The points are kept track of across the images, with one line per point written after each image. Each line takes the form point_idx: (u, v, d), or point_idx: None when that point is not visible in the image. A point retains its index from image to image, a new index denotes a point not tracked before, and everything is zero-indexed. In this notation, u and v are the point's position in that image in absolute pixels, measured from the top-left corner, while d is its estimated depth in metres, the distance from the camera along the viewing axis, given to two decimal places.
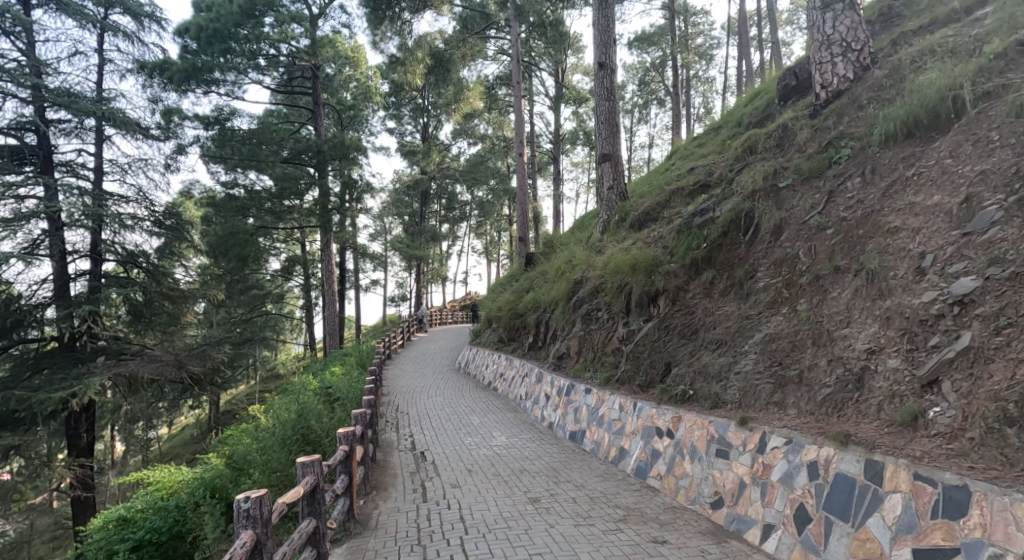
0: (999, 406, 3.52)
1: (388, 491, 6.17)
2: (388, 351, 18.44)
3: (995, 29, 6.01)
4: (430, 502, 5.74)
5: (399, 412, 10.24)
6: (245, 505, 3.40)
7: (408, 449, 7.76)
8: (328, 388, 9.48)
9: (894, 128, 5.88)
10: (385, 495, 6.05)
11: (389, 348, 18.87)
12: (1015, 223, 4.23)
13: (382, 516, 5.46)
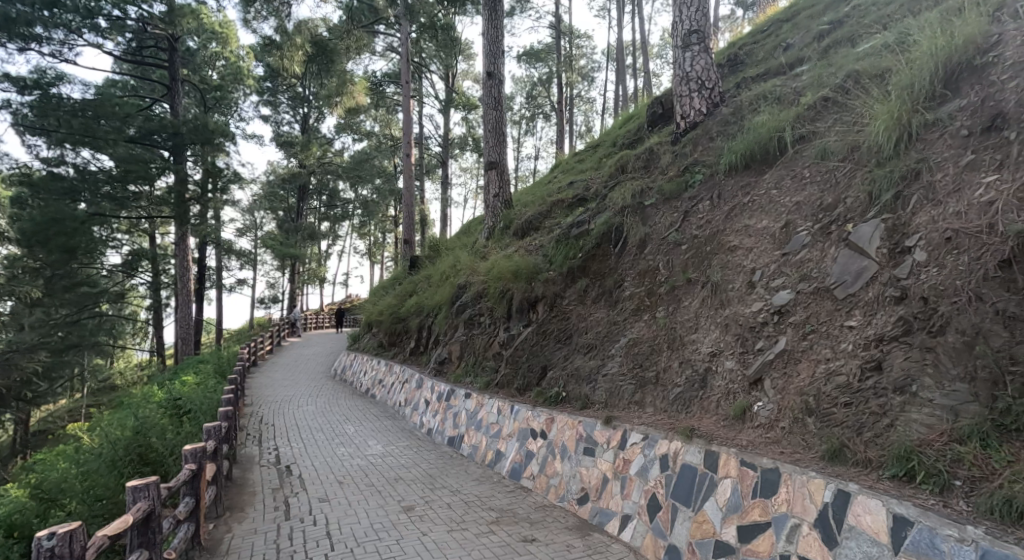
0: (803, 399, 4.18)
1: (244, 511, 5.87)
2: (254, 357, 17.25)
3: (810, 83, 7.17)
4: (293, 520, 5.58)
5: (265, 424, 9.69)
6: (48, 543, 3.00)
7: (272, 464, 7.41)
8: (175, 399, 8.48)
9: (736, 159, 6.79)
10: (241, 516, 5.75)
11: (255, 354, 17.65)
12: (818, 245, 5.04)
13: (236, 539, 5.20)
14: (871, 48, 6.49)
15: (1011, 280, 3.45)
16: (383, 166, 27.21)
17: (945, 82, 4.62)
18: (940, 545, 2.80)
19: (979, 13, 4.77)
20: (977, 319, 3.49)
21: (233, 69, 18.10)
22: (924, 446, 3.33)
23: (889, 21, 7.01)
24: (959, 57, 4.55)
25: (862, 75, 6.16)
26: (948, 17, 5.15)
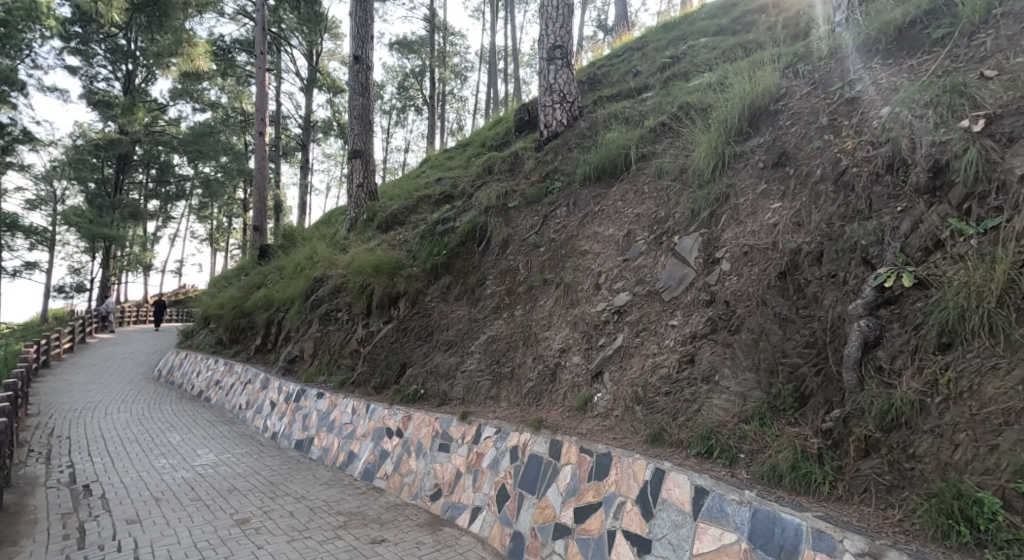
0: (634, 389, 4.69)
1: (19, 545, 4.99)
2: (45, 358, 14.69)
3: (654, 107, 8.01)
4: (87, 549, 4.88)
5: (57, 439, 8.32)
6: None
7: (66, 486, 6.40)
8: None
9: (590, 171, 7.37)
10: (13, 551, 4.87)
11: (48, 354, 15.06)
12: (651, 253, 5.67)
13: None
14: (702, 83, 7.42)
15: (785, 288, 4.11)
16: (231, 144, 24.97)
17: (750, 121, 5.45)
18: (726, 509, 3.31)
19: (778, 67, 5.70)
20: (762, 320, 4.13)
21: (26, 3, 15.78)
22: (720, 426, 3.88)
23: (717, 62, 8.08)
24: (761, 101, 5.40)
25: (693, 106, 7.01)
26: (758, 66, 6.08)
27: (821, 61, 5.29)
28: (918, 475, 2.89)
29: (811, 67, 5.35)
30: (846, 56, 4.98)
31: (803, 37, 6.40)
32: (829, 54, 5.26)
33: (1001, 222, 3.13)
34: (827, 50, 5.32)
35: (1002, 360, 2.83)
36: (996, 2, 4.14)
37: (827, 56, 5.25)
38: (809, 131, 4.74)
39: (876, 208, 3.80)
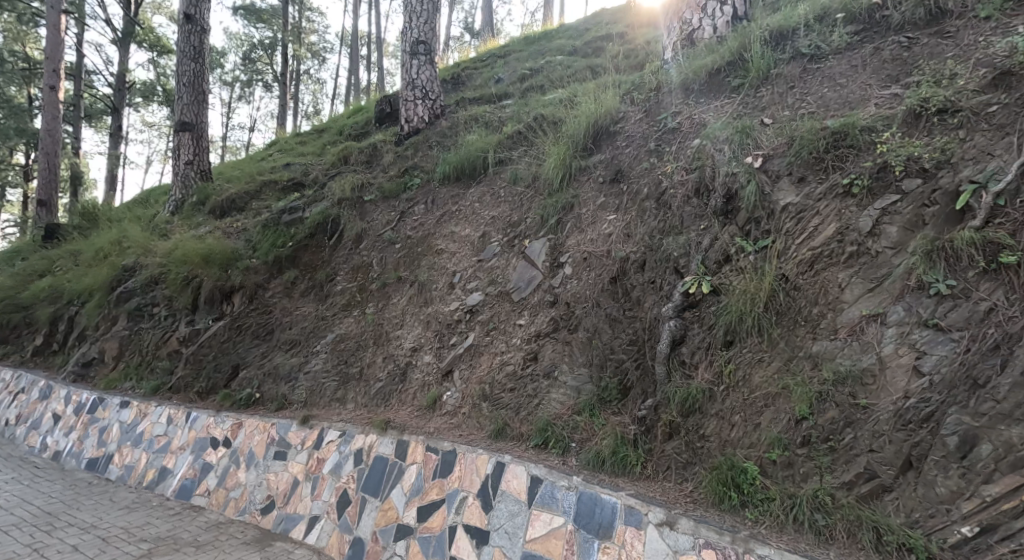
0: (481, 386, 4.87)
1: None
2: None
3: (513, 115, 8.32)
4: None
5: None
6: None
7: None
8: None
9: (449, 170, 7.41)
10: None
11: None
12: (504, 255, 5.88)
13: None
14: (555, 98, 7.88)
15: (615, 292, 4.57)
16: (6, 93, 20.74)
17: (594, 139, 5.92)
18: (556, 494, 3.61)
19: (619, 93, 6.28)
20: (596, 320, 4.55)
21: None
22: (556, 419, 4.21)
23: (570, 80, 8.63)
24: (604, 121, 5.90)
25: (545, 118, 7.39)
26: (602, 89, 6.62)
27: (651, 92, 5.92)
28: (706, 451, 3.43)
29: (644, 96, 5.95)
30: (671, 91, 5.61)
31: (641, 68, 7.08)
32: (658, 86, 5.89)
33: (769, 243, 3.77)
34: (656, 82, 5.96)
35: (766, 354, 3.46)
36: (779, 58, 4.89)
37: (656, 88, 5.89)
38: (641, 153, 5.30)
39: (686, 224, 4.36)
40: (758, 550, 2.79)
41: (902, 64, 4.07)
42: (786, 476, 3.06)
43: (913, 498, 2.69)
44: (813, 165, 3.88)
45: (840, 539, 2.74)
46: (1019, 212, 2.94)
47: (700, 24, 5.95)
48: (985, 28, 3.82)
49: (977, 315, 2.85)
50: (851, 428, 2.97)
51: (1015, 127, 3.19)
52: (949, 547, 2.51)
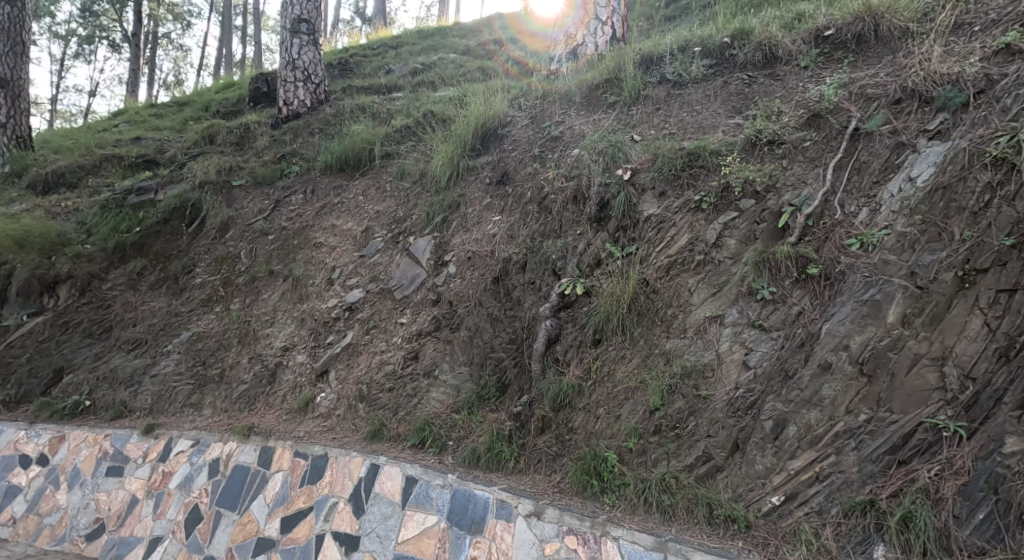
0: (358, 387, 4.75)
1: None
2: None
3: (402, 109, 7.93)
4: None
5: None
6: None
7: None
8: None
9: (332, 160, 6.97)
10: None
11: None
12: (387, 252, 5.74)
13: None
14: (445, 96, 7.75)
15: (497, 292, 4.67)
16: None
17: (482, 140, 6.00)
18: (431, 493, 3.66)
19: (506, 97, 6.38)
20: (478, 319, 4.62)
21: None
22: (435, 417, 4.24)
23: (461, 79, 8.63)
24: (491, 123, 5.98)
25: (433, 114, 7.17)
26: (492, 92, 6.72)
27: (538, 98, 6.10)
28: (573, 443, 3.68)
29: (531, 102, 6.08)
30: (555, 100, 5.83)
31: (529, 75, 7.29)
32: (544, 95, 6.07)
33: (633, 249, 4.04)
34: (543, 91, 6.13)
35: (629, 351, 3.76)
36: (644, 85, 5.17)
37: (543, 96, 6.07)
38: (524, 158, 5.46)
39: (563, 228, 4.57)
40: (614, 532, 3.12)
41: (742, 97, 4.47)
42: (640, 462, 3.38)
43: (739, 475, 3.12)
44: (673, 181, 4.15)
45: (681, 516, 3.13)
46: (823, 232, 3.39)
47: (583, 40, 6.22)
48: (803, 76, 4.27)
49: (792, 317, 3.29)
50: (694, 417, 3.34)
51: (825, 160, 3.63)
52: (763, 515, 2.98)
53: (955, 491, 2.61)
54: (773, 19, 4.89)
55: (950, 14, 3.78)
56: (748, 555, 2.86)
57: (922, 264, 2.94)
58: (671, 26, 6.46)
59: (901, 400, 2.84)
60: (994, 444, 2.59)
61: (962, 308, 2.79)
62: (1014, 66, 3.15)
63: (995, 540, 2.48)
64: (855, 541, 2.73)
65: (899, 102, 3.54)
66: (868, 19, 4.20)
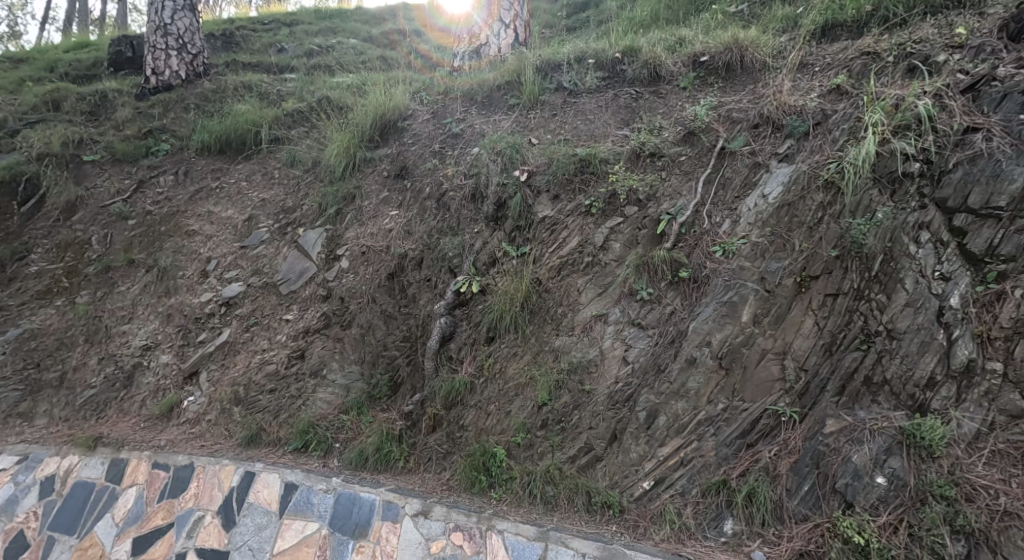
0: (233, 388, 4.41)
1: None
2: None
3: (293, 93, 6.92)
4: None
5: None
6: None
7: None
8: None
9: (209, 140, 6.27)
10: None
11: None
12: (272, 244, 5.34)
13: None
14: (344, 81, 6.77)
15: (392, 288, 4.58)
16: None
17: (381, 132, 5.63)
18: (312, 499, 3.55)
19: (408, 90, 5.96)
20: (371, 316, 4.49)
21: None
22: (320, 419, 4.08)
23: (360, 66, 8.09)
24: (390, 116, 5.65)
25: (331, 101, 6.42)
26: (394, 83, 6.24)
27: (440, 94, 5.82)
28: (464, 440, 3.75)
29: (433, 97, 5.81)
30: (457, 97, 5.57)
31: (435, 66, 7.17)
32: (447, 90, 5.83)
33: (527, 250, 4.16)
34: (446, 87, 5.90)
35: (520, 349, 3.88)
36: (542, 91, 5.12)
37: (444, 92, 5.82)
38: (425, 153, 5.19)
39: (461, 226, 4.56)
40: (499, 526, 3.26)
41: (630, 110, 4.57)
42: (527, 456, 3.55)
43: (616, 464, 3.38)
44: (567, 185, 4.28)
45: (562, 505, 3.34)
46: (693, 239, 3.67)
47: (487, 40, 6.26)
48: (681, 96, 4.41)
49: (665, 316, 3.55)
50: (578, 410, 3.54)
51: (697, 174, 3.88)
52: (635, 499, 3.27)
53: (788, 468, 3.04)
54: (660, 41, 4.91)
55: (799, 52, 4.07)
56: (620, 538, 3.13)
57: (769, 270, 3.30)
58: (571, 37, 6.56)
59: (751, 389, 3.22)
60: (818, 426, 3.04)
61: (799, 309, 3.20)
62: (843, 104, 3.52)
63: (815, 507, 2.93)
64: (709, 517, 3.10)
65: (757, 126, 3.83)
66: (736, 49, 4.36)
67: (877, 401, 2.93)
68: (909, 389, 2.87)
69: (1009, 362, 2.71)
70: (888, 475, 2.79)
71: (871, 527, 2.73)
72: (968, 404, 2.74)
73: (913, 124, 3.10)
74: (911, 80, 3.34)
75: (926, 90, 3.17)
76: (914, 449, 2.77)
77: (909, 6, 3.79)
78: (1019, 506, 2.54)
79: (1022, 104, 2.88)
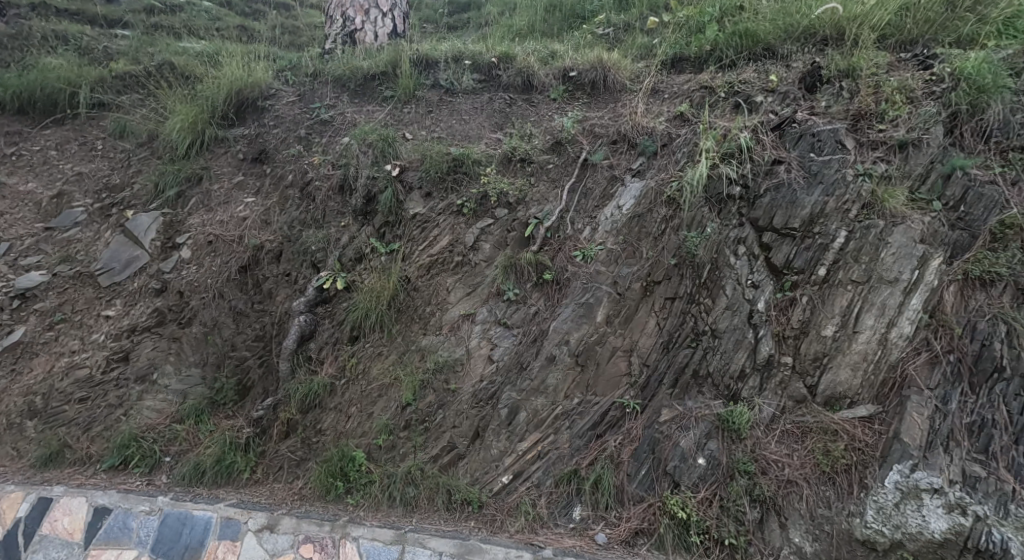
0: (27, 399, 3.75)
1: None
2: None
3: (125, 53, 5.75)
4: None
5: None
6: None
7: None
8: None
9: (4, 97, 5.05)
10: None
11: None
12: (91, 228, 4.55)
13: None
14: (193, 48, 5.67)
15: (244, 283, 4.20)
16: None
17: (236, 109, 4.99)
18: (129, 524, 3.19)
19: (272, 67, 5.28)
20: (216, 313, 4.09)
21: None
22: (146, 431, 3.67)
23: (214, 35, 6.53)
24: (249, 93, 4.98)
25: (174, 68, 5.39)
26: (254, 57, 5.46)
27: (308, 77, 5.16)
28: (320, 445, 3.62)
29: (300, 78, 5.13)
30: (327, 82, 5.08)
31: (303, 48, 6.22)
32: (316, 72, 5.16)
33: (397, 247, 4.06)
34: (315, 68, 5.20)
35: (385, 349, 3.83)
36: (419, 86, 4.95)
37: (314, 75, 5.16)
38: (286, 138, 4.74)
39: (326, 219, 4.31)
40: (353, 532, 3.20)
41: (503, 115, 4.69)
42: (387, 458, 3.50)
43: (477, 460, 3.45)
44: (438, 183, 4.25)
45: (422, 505, 3.35)
46: (557, 244, 3.90)
47: (362, 26, 5.55)
48: (552, 106, 4.64)
49: (530, 316, 3.73)
50: (442, 409, 3.57)
51: (563, 183, 4.13)
52: (493, 494, 3.37)
53: (629, 454, 3.35)
54: (535, 51, 5.04)
55: (652, 79, 4.51)
56: (477, 533, 3.21)
57: (621, 275, 3.65)
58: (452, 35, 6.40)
59: (602, 384, 3.51)
60: (655, 415, 3.40)
61: (645, 311, 3.58)
62: (685, 130, 4.00)
63: (651, 489, 3.27)
64: (560, 506, 3.31)
65: (616, 142, 4.21)
66: (600, 69, 4.67)
67: (702, 391, 3.37)
68: (725, 381, 3.35)
69: (796, 357, 3.28)
70: (707, 456, 3.22)
71: (691, 503, 3.14)
72: (767, 392, 3.27)
73: (736, 153, 3.65)
74: (736, 114, 3.93)
75: (747, 125, 3.75)
76: (727, 432, 3.22)
77: (736, 49, 4.37)
78: (798, 475, 3.07)
79: (811, 144, 3.56)
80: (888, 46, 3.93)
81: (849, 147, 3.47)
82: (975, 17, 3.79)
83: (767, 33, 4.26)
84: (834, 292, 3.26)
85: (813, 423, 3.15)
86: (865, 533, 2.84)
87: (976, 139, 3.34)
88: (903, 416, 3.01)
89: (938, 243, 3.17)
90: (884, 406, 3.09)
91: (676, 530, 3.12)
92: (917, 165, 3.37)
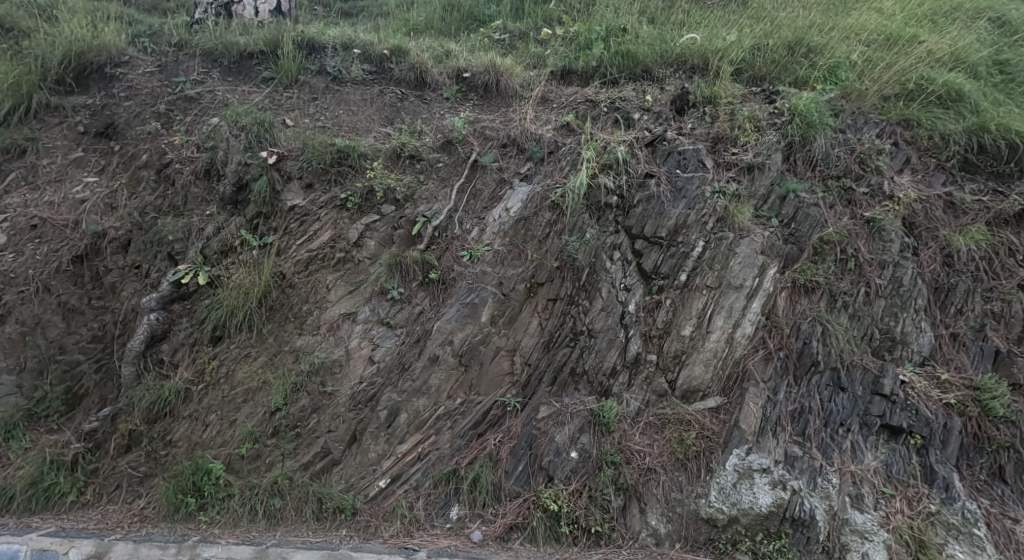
0: None
1: None
2: None
3: None
4: None
5: None
6: None
7: None
8: None
9: None
10: None
11: None
12: None
13: None
14: None
15: (78, 275, 3.66)
16: None
17: (77, 74, 4.29)
18: None
19: (124, 30, 4.58)
20: (38, 310, 3.53)
21: None
22: None
23: None
24: (93, 56, 4.30)
25: None
26: (102, 16, 4.72)
27: (171, 47, 4.55)
28: (168, 459, 3.26)
29: (162, 47, 4.52)
30: (194, 54, 4.54)
31: (166, 14, 5.27)
32: (181, 44, 4.59)
33: (271, 240, 3.76)
34: (181, 39, 4.61)
35: (253, 350, 3.54)
36: (301, 69, 4.60)
37: (179, 45, 4.58)
38: (141, 112, 4.17)
39: (187, 206, 3.88)
40: (205, 553, 2.93)
41: (393, 109, 4.54)
42: (251, 469, 3.24)
43: (353, 465, 3.32)
44: (320, 174, 3.99)
45: (289, 517, 3.14)
46: (444, 243, 3.88)
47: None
48: (444, 105, 4.60)
49: (414, 315, 3.66)
50: (316, 414, 3.38)
51: (452, 183, 4.12)
52: (368, 499, 3.25)
53: (508, 451, 3.42)
54: (429, 48, 4.94)
55: (541, 89, 4.65)
56: (348, 541, 3.09)
57: (506, 276, 3.72)
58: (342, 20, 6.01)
59: (485, 384, 3.56)
60: (533, 412, 3.51)
61: (528, 312, 3.69)
62: (570, 139, 4.20)
63: (527, 485, 3.35)
64: (438, 506, 3.28)
65: (505, 146, 4.29)
66: (492, 72, 4.70)
67: (578, 388, 3.55)
68: (599, 378, 3.55)
69: (660, 354, 3.57)
70: (579, 449, 3.38)
71: (563, 495, 3.27)
72: (635, 387, 3.53)
73: (614, 165, 3.90)
74: (615, 129, 4.21)
75: (624, 140, 4.03)
76: (598, 426, 3.42)
77: (618, 68, 4.68)
78: (656, 463, 3.34)
79: (678, 161, 3.92)
80: (743, 80, 4.45)
81: (708, 166, 3.87)
82: (809, 63, 4.42)
83: (646, 56, 4.62)
84: (691, 296, 3.61)
85: (672, 414, 3.45)
86: (709, 511, 3.18)
87: (807, 167, 3.91)
88: (743, 406, 3.42)
89: (774, 254, 3.65)
90: (729, 397, 3.48)
91: (548, 522, 3.24)
92: (761, 186, 3.86)
